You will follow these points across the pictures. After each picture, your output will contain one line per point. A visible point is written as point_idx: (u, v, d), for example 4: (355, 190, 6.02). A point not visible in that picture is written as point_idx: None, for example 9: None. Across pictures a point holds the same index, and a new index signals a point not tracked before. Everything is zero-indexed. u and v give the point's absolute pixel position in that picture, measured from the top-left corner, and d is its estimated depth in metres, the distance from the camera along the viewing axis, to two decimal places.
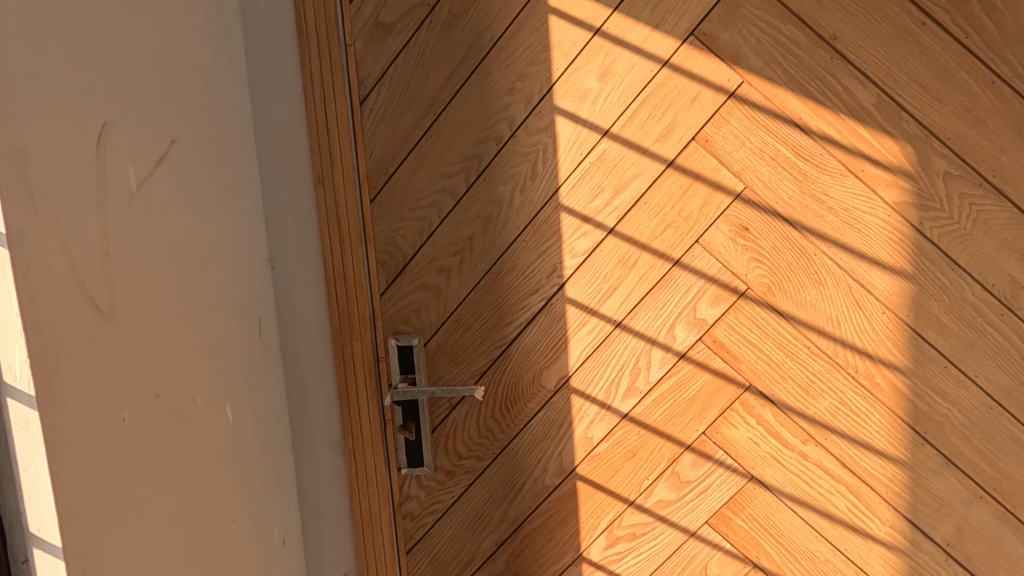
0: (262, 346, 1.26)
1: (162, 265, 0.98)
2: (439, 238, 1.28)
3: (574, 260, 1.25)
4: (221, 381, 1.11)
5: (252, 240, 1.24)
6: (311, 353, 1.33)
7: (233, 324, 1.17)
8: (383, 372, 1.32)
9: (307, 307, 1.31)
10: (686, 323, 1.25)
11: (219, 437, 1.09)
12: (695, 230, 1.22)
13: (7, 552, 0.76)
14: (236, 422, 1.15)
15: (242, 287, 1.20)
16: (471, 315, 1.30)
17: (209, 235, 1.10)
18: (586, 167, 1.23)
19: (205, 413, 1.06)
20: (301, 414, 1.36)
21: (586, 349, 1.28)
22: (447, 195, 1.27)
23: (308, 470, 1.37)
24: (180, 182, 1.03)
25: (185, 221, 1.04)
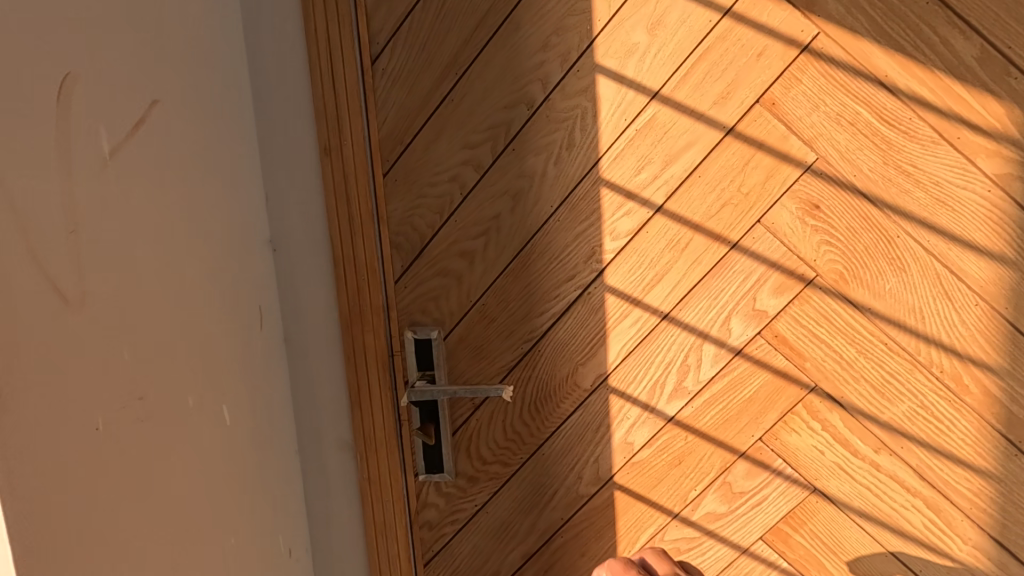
0: (263, 338, 1.13)
1: (143, 247, 0.83)
2: (461, 217, 1.13)
3: (616, 243, 1.10)
4: (215, 379, 0.97)
5: (250, 219, 1.10)
6: (318, 346, 1.19)
7: (229, 314, 1.03)
8: (399, 368, 1.18)
9: (314, 294, 1.17)
10: (744, 315, 1.10)
11: (214, 443, 0.96)
12: (756, 208, 1.06)
13: None
14: (234, 425, 1.01)
15: (239, 273, 1.06)
16: (498, 305, 1.15)
17: (200, 213, 0.96)
18: (631, 136, 1.07)
19: (197, 416, 0.92)
20: (308, 413, 1.23)
21: (628, 344, 1.13)
22: (471, 167, 1.11)
23: (316, 474, 1.24)
24: (164, 150, 0.89)
25: (171, 195, 0.90)
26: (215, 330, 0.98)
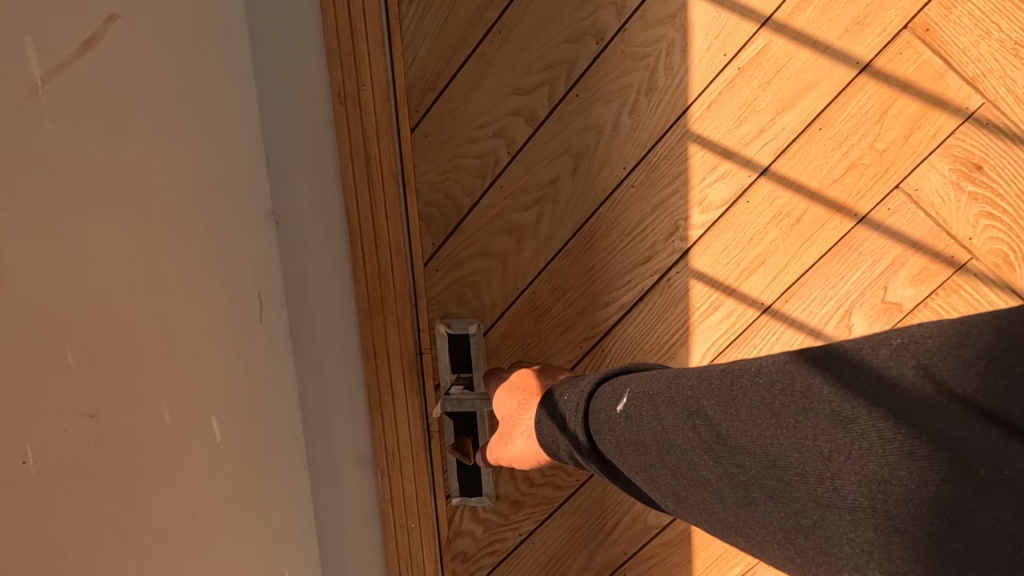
0: (264, 332, 0.91)
1: (97, 211, 0.61)
2: (508, 183, 0.90)
3: (706, 216, 0.87)
4: (203, 384, 0.76)
5: (247, 183, 0.88)
6: (332, 342, 0.98)
7: (222, 302, 0.81)
8: (429, 370, 0.96)
9: (325, 278, 0.96)
10: (870, 310, 0.86)
11: (203, 464, 0.75)
12: (896, 170, 0.81)
13: None
14: (229, 440, 0.80)
15: (233, 251, 0.84)
16: (552, 294, 0.92)
17: (178, 170, 0.73)
18: (732, 76, 0.82)
19: (179, 433, 0.71)
20: (319, 422, 1.01)
21: (716, 344, 0.91)
22: (522, 119, 0.88)
23: (329, 494, 1.04)
24: (125, 83, 0.66)
25: (138, 144, 0.67)
26: (202, 322, 0.77)
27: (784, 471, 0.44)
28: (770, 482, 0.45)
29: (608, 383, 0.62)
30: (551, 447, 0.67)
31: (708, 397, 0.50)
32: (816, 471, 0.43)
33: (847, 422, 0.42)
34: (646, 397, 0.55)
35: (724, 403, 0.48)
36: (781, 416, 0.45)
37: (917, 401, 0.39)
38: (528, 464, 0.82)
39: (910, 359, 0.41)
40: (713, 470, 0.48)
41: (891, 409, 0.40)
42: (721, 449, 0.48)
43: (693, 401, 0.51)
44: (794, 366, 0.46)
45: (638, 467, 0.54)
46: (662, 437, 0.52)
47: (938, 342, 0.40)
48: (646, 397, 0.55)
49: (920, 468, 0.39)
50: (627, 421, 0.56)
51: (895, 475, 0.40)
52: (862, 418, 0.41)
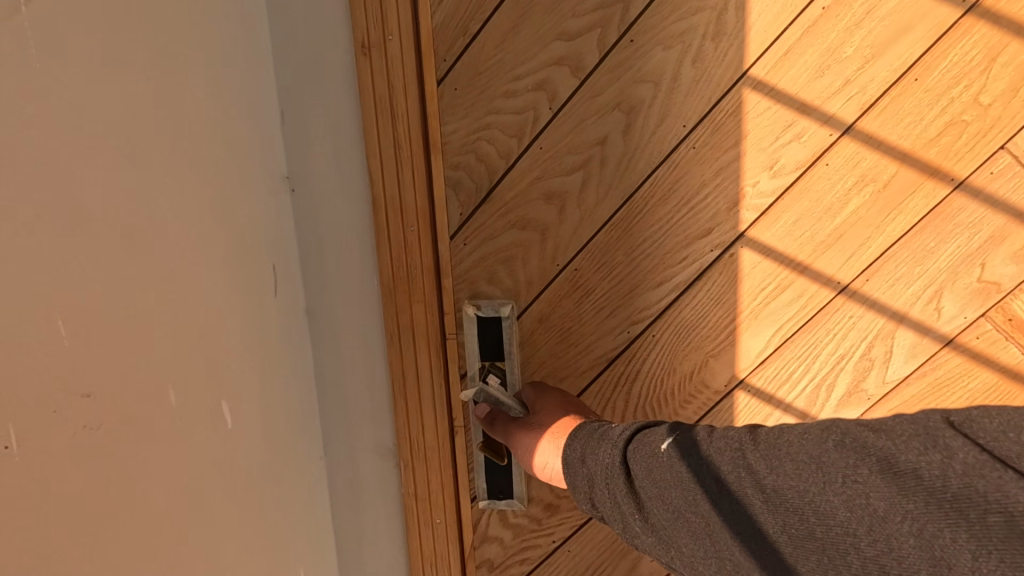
0: (278, 315, 0.79)
1: (90, 146, 0.50)
2: (550, 144, 0.79)
3: (777, 182, 0.76)
4: (215, 370, 0.65)
5: (260, 143, 0.76)
6: (352, 324, 0.87)
7: (235, 272, 0.70)
8: (455, 357, 0.85)
9: (344, 252, 0.84)
10: (963, 290, 0.76)
11: (218, 457, 0.64)
12: (1001, 130, 0.71)
13: None
14: (244, 430, 0.69)
15: (245, 215, 0.73)
16: (597, 272, 0.82)
17: (185, 111, 0.62)
18: (815, 18, 0.71)
19: (191, 419, 0.60)
20: (335, 414, 0.90)
21: (784, 329, 0.80)
22: (566, 70, 0.76)
23: (347, 494, 0.92)
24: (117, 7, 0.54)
25: (139, 73, 0.56)
26: (213, 293, 0.65)
27: (827, 533, 0.39)
28: (814, 545, 0.39)
29: (648, 431, 0.57)
30: (573, 487, 0.62)
31: (751, 449, 0.46)
32: (866, 532, 0.37)
33: (896, 484, 0.37)
34: (687, 442, 0.51)
35: (769, 455, 0.44)
36: (828, 472, 0.40)
37: (970, 460, 0.36)
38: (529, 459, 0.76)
39: (963, 433, 0.37)
40: (740, 520, 0.43)
41: (943, 466, 0.36)
42: (761, 501, 0.43)
43: (732, 449, 0.47)
44: (842, 429, 0.42)
45: (664, 520, 0.49)
46: (687, 481, 0.47)
47: (1000, 421, 0.37)
48: (684, 446, 0.50)
49: (975, 540, 0.33)
50: (657, 463, 0.52)
51: (955, 539, 0.34)
52: (915, 484, 0.37)
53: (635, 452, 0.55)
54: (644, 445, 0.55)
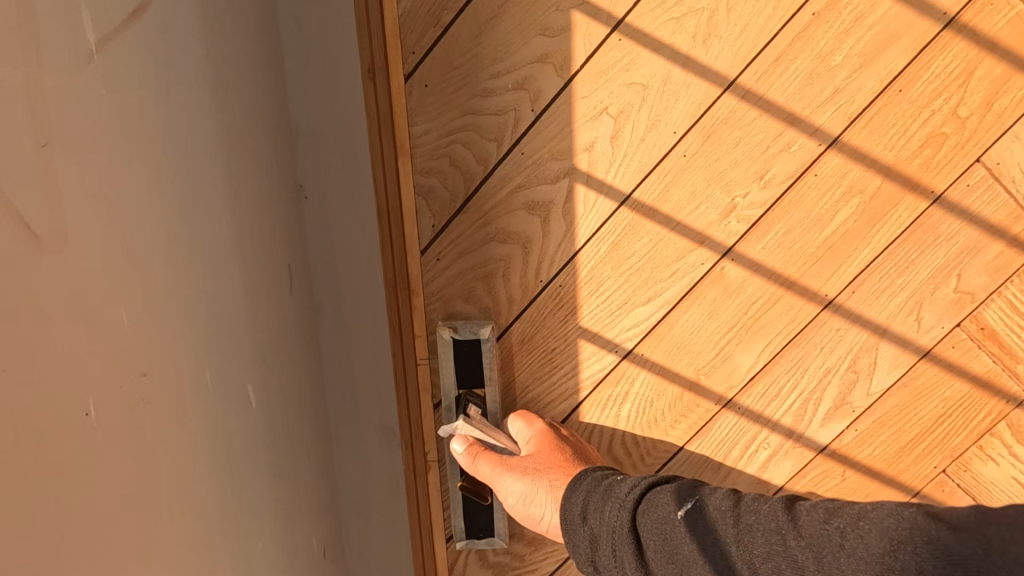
0: (295, 349, 0.70)
1: (159, 192, 0.43)
2: (533, 149, 0.72)
3: (768, 193, 0.73)
4: (253, 434, 0.57)
5: (278, 160, 0.67)
6: (362, 337, 0.77)
7: (255, 278, 0.59)
8: (426, 386, 0.75)
9: (357, 256, 0.74)
10: (941, 302, 0.76)
11: (260, 515, 0.57)
12: (977, 142, 0.72)
13: None
14: (261, 477, 0.58)
15: (263, 210, 0.62)
16: (583, 288, 0.75)
17: (223, 148, 0.54)
18: (806, 24, 0.69)
19: (231, 467, 0.52)
20: (348, 439, 0.80)
21: (775, 344, 0.78)
22: (551, 69, 0.70)
23: (360, 538, 0.82)
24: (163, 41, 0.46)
25: (187, 117, 0.48)
26: (241, 327, 0.56)
27: None
28: None
29: (660, 492, 0.57)
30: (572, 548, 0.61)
31: (790, 534, 0.48)
32: None
33: None
34: (710, 510, 0.53)
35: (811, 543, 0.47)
36: None
37: None
38: (523, 515, 0.70)
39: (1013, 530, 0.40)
40: None
41: None
42: None
43: (770, 532, 0.49)
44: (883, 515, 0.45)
45: None
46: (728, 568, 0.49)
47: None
48: (717, 525, 0.52)
49: None
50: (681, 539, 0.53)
51: None
52: None
53: (653, 521, 0.55)
54: (661, 504, 0.56)
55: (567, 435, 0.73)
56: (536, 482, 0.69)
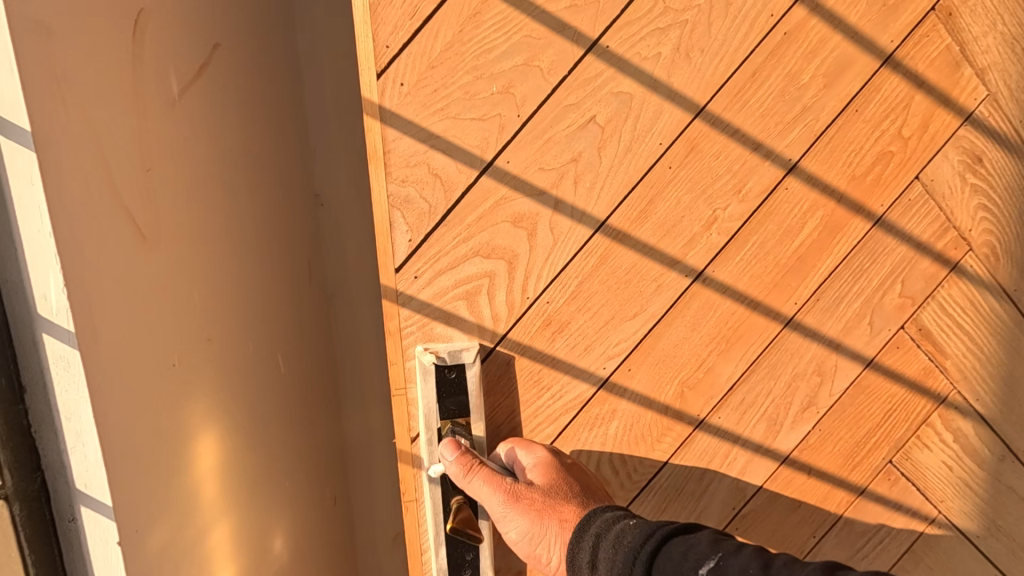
0: (313, 310, 0.92)
1: (230, 176, 0.72)
2: (518, 159, 0.67)
3: (745, 206, 0.74)
4: (286, 342, 0.85)
5: (309, 170, 0.90)
6: (366, 309, 0.97)
7: (305, 249, 0.90)
8: (403, 410, 0.69)
9: (361, 268, 0.96)
10: (888, 307, 0.83)
11: (285, 392, 0.86)
12: (916, 160, 0.79)
13: (48, 509, 0.55)
14: (279, 372, 0.84)
15: (295, 244, 0.87)
16: (572, 305, 0.72)
17: (256, 149, 0.77)
18: (778, 43, 0.71)
19: (299, 350, 0.89)
20: (352, 390, 1.01)
21: (750, 354, 0.80)
22: (537, 73, 0.66)
23: (363, 471, 1.04)
24: (246, 98, 0.75)
25: (250, 136, 0.76)
26: (277, 273, 0.83)
27: None
28: None
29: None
30: None
31: None
32: None
33: None
34: (736, 571, 0.53)
35: None
36: None
37: None
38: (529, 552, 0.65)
39: None
40: None
41: None
42: None
43: None
44: None
45: None
46: None
47: None
48: None
49: None
50: None
51: None
52: None
53: None
54: (684, 556, 0.55)
55: (571, 462, 0.67)
56: (544, 520, 0.64)
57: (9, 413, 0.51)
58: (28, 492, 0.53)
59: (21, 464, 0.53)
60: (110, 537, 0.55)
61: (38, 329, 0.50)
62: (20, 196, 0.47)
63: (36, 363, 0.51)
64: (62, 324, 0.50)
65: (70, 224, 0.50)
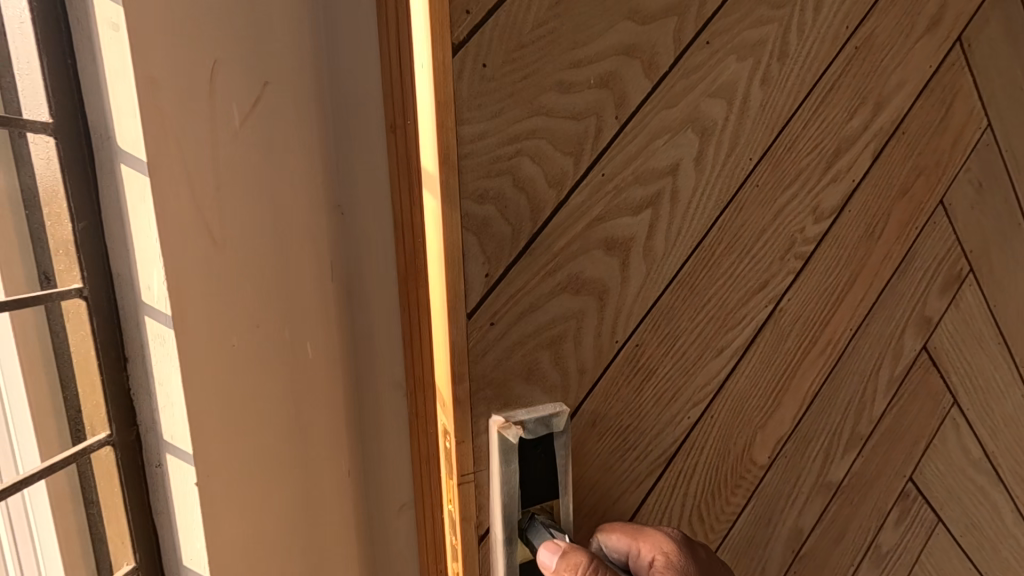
0: (342, 348, 0.73)
1: (279, 175, 0.60)
2: (613, 170, 0.54)
3: (818, 228, 0.69)
4: (325, 380, 0.69)
5: (338, 169, 0.69)
6: (390, 349, 0.74)
7: (334, 270, 0.70)
8: (472, 499, 0.52)
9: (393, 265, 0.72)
10: (914, 328, 0.84)
11: (327, 436, 0.69)
12: (941, 183, 0.81)
13: (140, 459, 0.55)
14: (318, 417, 0.68)
15: (320, 261, 0.67)
16: (660, 346, 0.60)
17: (300, 146, 0.63)
18: (850, 57, 0.67)
19: (337, 391, 0.72)
20: (373, 452, 0.76)
21: (814, 384, 0.75)
22: (637, 65, 0.53)
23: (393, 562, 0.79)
24: (291, 85, 0.62)
25: (294, 132, 0.62)
26: (313, 297, 0.66)
27: None
28: None
29: None
30: None
31: None
32: None
33: None
34: None
35: None
36: None
37: None
38: None
39: None
40: None
41: None
42: None
43: None
44: None
45: None
46: None
47: None
48: None
49: None
50: None
51: None
52: None
53: None
54: None
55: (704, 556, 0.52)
56: None
57: (112, 374, 0.52)
58: (128, 442, 0.54)
59: (123, 419, 0.53)
60: (190, 514, 0.54)
61: (140, 310, 0.51)
62: (134, 209, 0.49)
63: (143, 353, 0.52)
64: (161, 307, 0.50)
65: (172, 227, 0.49)
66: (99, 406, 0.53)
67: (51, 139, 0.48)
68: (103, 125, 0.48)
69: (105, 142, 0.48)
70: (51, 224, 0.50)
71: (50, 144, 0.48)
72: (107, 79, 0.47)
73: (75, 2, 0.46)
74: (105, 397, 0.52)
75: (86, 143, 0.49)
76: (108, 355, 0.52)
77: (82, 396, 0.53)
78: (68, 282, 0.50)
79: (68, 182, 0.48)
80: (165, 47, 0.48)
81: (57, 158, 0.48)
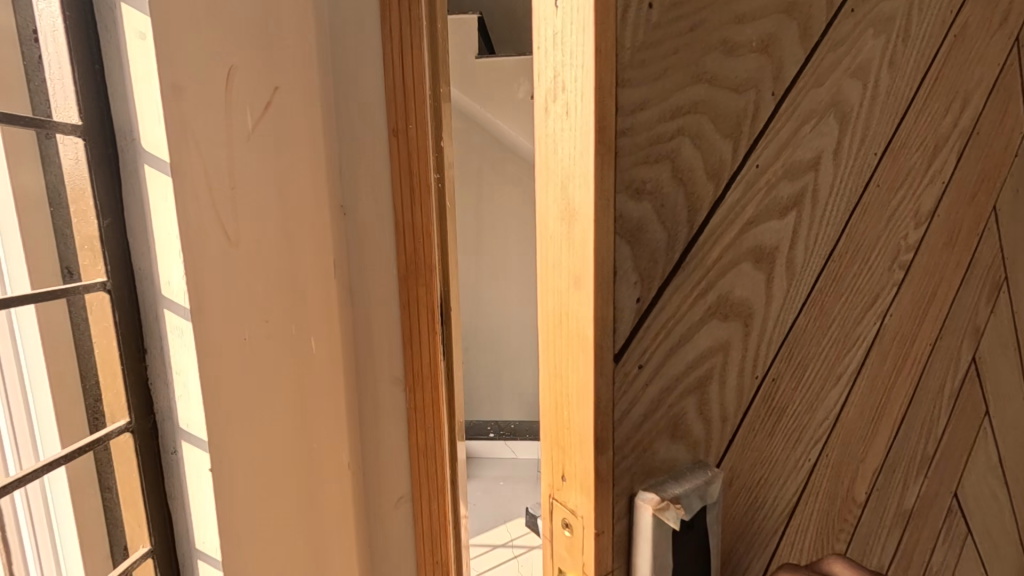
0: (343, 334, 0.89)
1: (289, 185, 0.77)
2: (767, 161, 0.42)
3: (918, 234, 0.62)
4: (332, 356, 0.87)
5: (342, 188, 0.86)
6: (380, 334, 0.91)
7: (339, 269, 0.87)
8: None
9: (386, 281, 0.89)
10: (969, 339, 0.80)
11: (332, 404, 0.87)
12: (995, 187, 0.78)
13: (156, 442, 0.67)
14: (326, 390, 0.85)
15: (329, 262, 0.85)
16: (792, 379, 0.50)
17: (302, 166, 0.78)
18: (950, 46, 0.60)
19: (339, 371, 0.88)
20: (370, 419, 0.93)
21: (902, 406, 0.68)
22: (794, 30, 0.42)
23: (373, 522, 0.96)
24: (297, 119, 0.77)
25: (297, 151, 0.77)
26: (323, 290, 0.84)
27: None
28: None
29: None
30: None
31: None
32: None
33: None
34: None
35: None
36: None
37: None
38: None
39: None
40: None
41: None
42: None
43: None
44: None
45: None
46: None
47: None
48: None
49: None
50: None
51: None
52: None
53: None
54: None
55: None
56: None
57: (134, 362, 0.65)
58: (143, 428, 0.66)
59: (139, 407, 0.66)
60: (202, 485, 0.67)
61: (160, 305, 0.64)
62: (153, 204, 0.61)
63: (156, 329, 0.65)
64: (179, 301, 0.62)
65: (191, 233, 0.62)
66: (119, 393, 0.65)
67: (78, 140, 0.60)
68: (128, 132, 0.61)
69: (130, 149, 0.61)
70: (80, 225, 0.62)
71: (78, 145, 0.60)
72: (134, 98, 0.60)
73: (110, 51, 0.60)
74: (125, 383, 0.65)
75: (112, 151, 0.62)
76: (129, 346, 0.65)
77: (104, 387, 0.66)
78: (94, 276, 0.63)
79: (97, 186, 0.61)
80: (182, 88, 0.60)
81: (87, 160, 0.60)
